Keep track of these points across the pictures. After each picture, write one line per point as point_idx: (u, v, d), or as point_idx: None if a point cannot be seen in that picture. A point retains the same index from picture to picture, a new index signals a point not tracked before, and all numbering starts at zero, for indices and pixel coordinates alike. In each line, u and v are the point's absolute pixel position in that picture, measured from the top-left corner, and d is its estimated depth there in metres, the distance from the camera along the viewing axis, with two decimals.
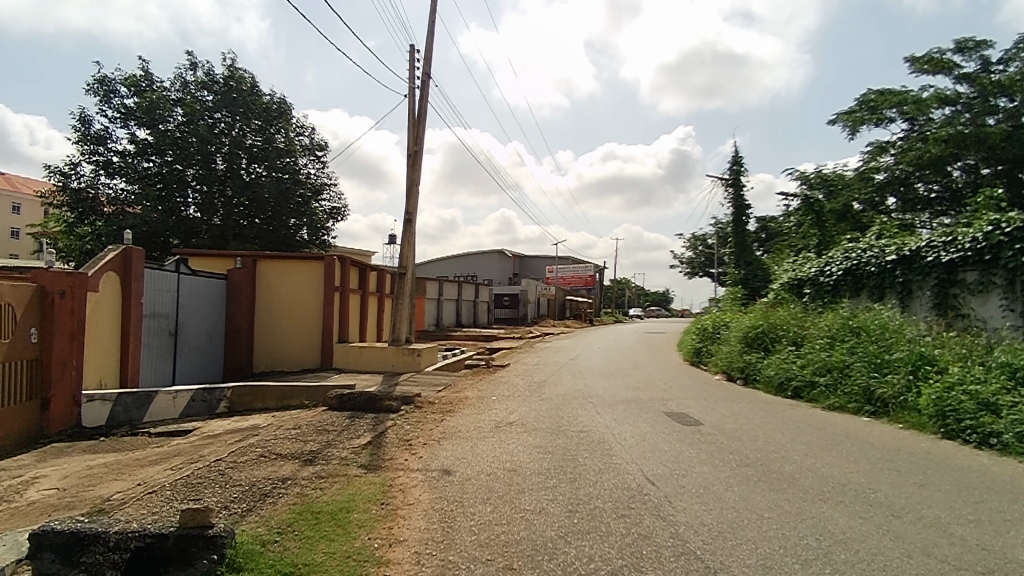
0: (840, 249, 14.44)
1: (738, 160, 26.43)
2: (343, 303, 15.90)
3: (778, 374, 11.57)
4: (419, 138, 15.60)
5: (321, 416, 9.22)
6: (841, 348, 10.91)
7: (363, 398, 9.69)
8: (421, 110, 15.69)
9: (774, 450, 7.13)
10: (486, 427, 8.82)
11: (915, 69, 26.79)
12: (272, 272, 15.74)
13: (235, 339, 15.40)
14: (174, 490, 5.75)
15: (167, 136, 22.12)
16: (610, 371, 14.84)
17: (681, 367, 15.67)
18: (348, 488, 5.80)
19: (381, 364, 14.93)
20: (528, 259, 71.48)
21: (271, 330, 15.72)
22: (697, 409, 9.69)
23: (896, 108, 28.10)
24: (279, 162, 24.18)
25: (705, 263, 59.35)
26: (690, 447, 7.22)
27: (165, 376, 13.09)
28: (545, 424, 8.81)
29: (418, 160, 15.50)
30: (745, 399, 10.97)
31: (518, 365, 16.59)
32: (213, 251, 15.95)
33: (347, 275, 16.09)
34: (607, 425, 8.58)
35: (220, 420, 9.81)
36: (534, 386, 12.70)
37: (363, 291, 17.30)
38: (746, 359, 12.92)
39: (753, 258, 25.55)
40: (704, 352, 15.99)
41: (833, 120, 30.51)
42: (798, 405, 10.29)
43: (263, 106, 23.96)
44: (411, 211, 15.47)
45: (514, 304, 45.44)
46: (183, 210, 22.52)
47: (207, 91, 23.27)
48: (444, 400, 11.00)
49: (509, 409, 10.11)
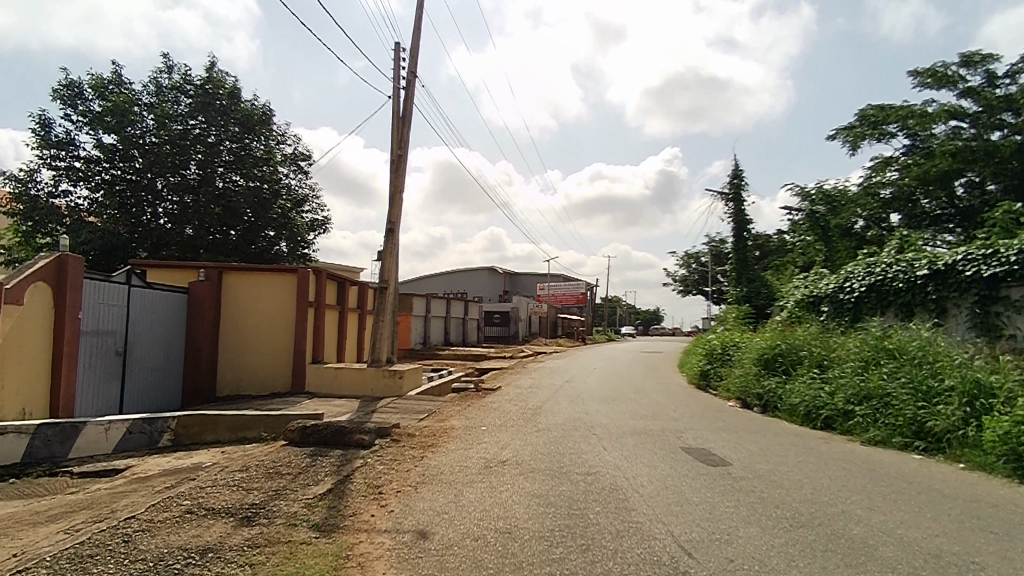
0: (861, 263, 13.27)
1: (738, 173, 25.42)
2: (318, 320, 14.47)
3: (804, 402, 10.28)
4: (403, 141, 14.35)
5: (276, 454, 7.75)
6: (878, 373, 9.67)
7: (330, 431, 8.24)
8: (406, 111, 14.47)
9: (829, 502, 5.78)
10: (474, 467, 7.38)
11: (918, 83, 26.06)
12: (239, 285, 14.28)
13: (195, 360, 13.88)
14: (53, 567, 4.29)
15: (136, 142, 20.65)
16: (612, 396, 13.49)
17: (687, 391, 14.32)
18: (287, 563, 4.37)
19: (360, 388, 13.50)
20: (518, 276, 70.23)
21: (237, 350, 14.22)
22: (719, 445, 8.33)
23: (898, 123, 27.37)
24: (258, 171, 22.73)
25: (699, 281, 58.36)
26: (726, 499, 5.87)
27: (111, 401, 11.57)
28: (545, 464, 7.41)
29: (402, 165, 14.23)
30: (770, 430, 9.67)
31: (510, 388, 15.16)
32: (175, 262, 14.51)
33: (322, 289, 14.67)
34: (619, 466, 7.20)
35: (159, 457, 8.31)
36: (528, 413, 11.26)
37: (342, 307, 15.91)
38: (764, 384, 11.64)
39: (756, 275, 24.40)
40: (712, 374, 14.67)
41: (832, 136, 29.71)
42: (834, 439, 9.00)
43: (243, 112, 22.44)
44: (395, 221, 14.16)
45: (504, 322, 44.10)
46: (151, 221, 21.03)
47: (182, 95, 21.73)
48: (426, 431, 9.56)
49: (500, 443, 8.69)
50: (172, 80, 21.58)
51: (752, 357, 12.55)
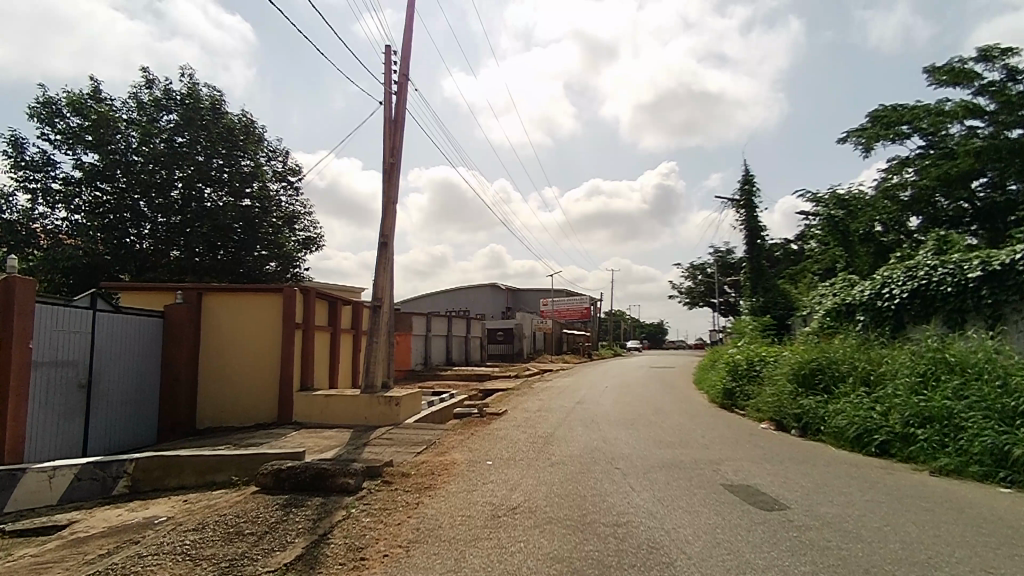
0: (900, 267, 12.12)
1: (749, 179, 24.32)
2: (306, 343, 13.27)
3: (852, 424, 9.03)
4: (396, 148, 13.28)
5: (245, 506, 6.52)
6: (941, 391, 8.45)
7: (309, 475, 7.00)
8: (399, 114, 13.43)
9: (931, 564, 4.55)
10: (479, 517, 6.14)
11: (933, 81, 25.22)
12: (220, 307, 13.11)
13: (172, 390, 12.68)
14: None
15: (118, 160, 19.71)
16: (630, 419, 12.24)
17: (711, 412, 13.06)
18: None
19: (351, 418, 12.32)
20: (521, 292, 69.11)
21: (219, 377, 13.01)
22: (768, 483, 7.08)
23: (911, 123, 26.41)
24: (247, 188, 21.77)
25: (706, 293, 57.06)
26: (801, 562, 4.63)
27: (72, 440, 10.40)
28: (564, 512, 6.17)
29: (395, 174, 13.13)
30: (819, 459, 8.41)
31: (517, 412, 13.90)
32: (149, 284, 13.40)
33: (312, 309, 13.51)
34: (654, 513, 5.95)
35: (111, 509, 7.10)
36: (539, 443, 10.01)
37: (333, 329, 14.76)
38: (803, 403, 10.38)
39: (772, 284, 23.13)
40: (737, 393, 13.37)
41: (843, 138, 28.69)
42: (897, 470, 7.73)
43: (229, 127, 21.49)
44: (388, 234, 13.04)
45: (508, 339, 42.92)
46: (135, 243, 20.00)
47: (164, 110, 20.78)
48: (423, 469, 8.31)
49: (509, 483, 7.44)
50: (154, 96, 20.66)
51: (785, 373, 11.29)
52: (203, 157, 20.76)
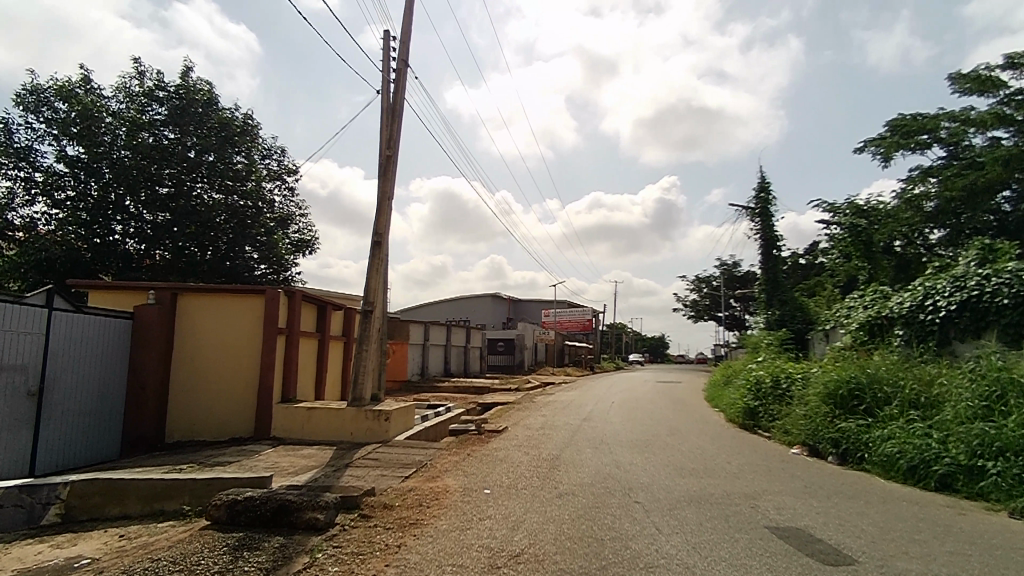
0: (947, 277, 10.98)
1: (765, 186, 23.22)
2: (290, 350, 12.12)
3: (906, 454, 7.81)
4: (393, 139, 12.19)
5: (188, 546, 5.37)
6: (1017, 418, 7.25)
7: (270, 509, 5.85)
8: (398, 103, 12.37)
9: None
10: (473, 568, 4.94)
11: (957, 88, 24.39)
12: (196, 309, 11.95)
13: (138, 399, 11.51)
14: None
15: (103, 153, 18.49)
16: (643, 440, 11.03)
17: (732, 434, 11.88)
18: None
19: (336, 434, 11.21)
20: (522, 302, 67.91)
21: (192, 387, 11.84)
22: (822, 526, 5.87)
23: (932, 133, 25.41)
24: (240, 187, 20.45)
25: (712, 306, 55.85)
26: None
27: (18, 452, 9.44)
28: (581, 563, 4.96)
29: (391, 167, 12.05)
30: (872, 495, 7.19)
31: (518, 430, 12.70)
32: (121, 282, 12.26)
33: (297, 314, 12.34)
34: (695, 569, 4.72)
35: (33, 544, 5.99)
36: (544, 467, 8.83)
37: (321, 335, 13.64)
38: (842, 427, 9.20)
39: (789, 296, 21.91)
40: (761, 412, 12.14)
41: (861, 148, 27.63)
42: (970, 510, 6.49)
43: (224, 122, 20.05)
44: (382, 232, 11.94)
45: (508, 350, 41.76)
46: (117, 241, 18.84)
47: (156, 103, 19.37)
48: (409, 499, 7.15)
49: (511, 520, 6.25)
50: (145, 86, 19.24)
51: (819, 392, 10.08)
52: (197, 153, 19.42)
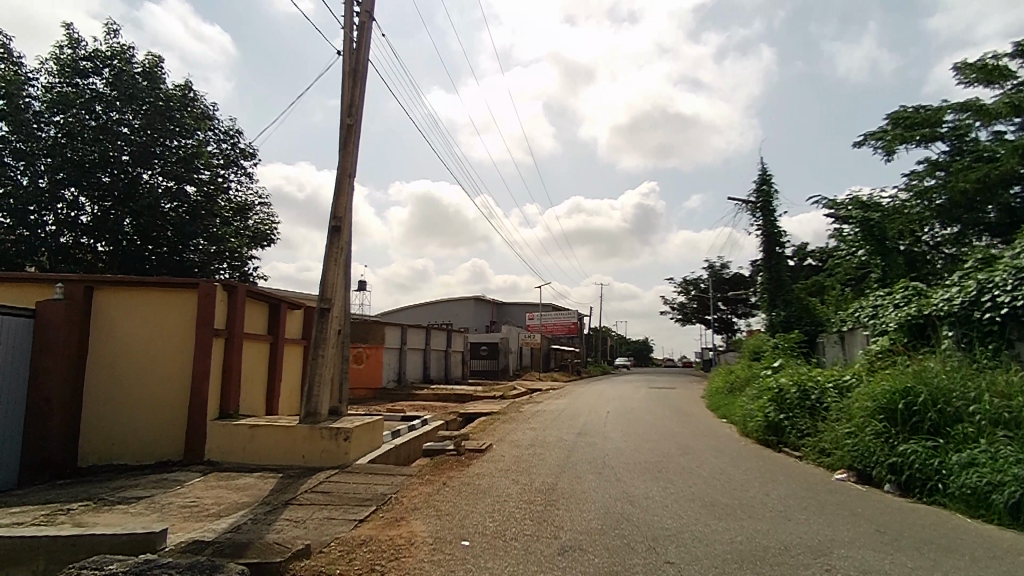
0: (1005, 266, 9.37)
1: (767, 178, 21.50)
2: (230, 355, 10.14)
3: (1001, 488, 6.12)
4: (355, 106, 10.28)
5: None
6: None
7: None
8: (360, 63, 10.43)
9: None
10: None
11: (962, 79, 23.15)
12: (116, 307, 9.94)
13: (41, 416, 9.38)
14: None
15: (29, 132, 16.24)
16: (654, 463, 9.26)
17: (755, 452, 10.17)
18: None
19: (284, 456, 9.29)
20: (506, 305, 66.13)
21: (111, 399, 9.83)
22: None
23: (937, 127, 24.11)
24: (192, 174, 18.21)
25: (699, 309, 54.51)
26: None
27: None
28: None
29: (353, 139, 10.16)
30: (976, 546, 5.41)
31: (505, 449, 10.86)
32: (24, 274, 10.14)
33: (239, 312, 10.38)
34: None
35: None
36: (540, 502, 7.01)
37: (274, 338, 11.70)
38: (903, 449, 7.53)
39: (794, 296, 20.31)
40: (787, 428, 10.45)
41: (862, 141, 26.14)
42: None
43: (169, 99, 17.73)
44: (341, 216, 10.04)
45: (492, 354, 39.90)
46: (49, 232, 16.58)
47: (87, 74, 17.04)
48: (359, 557, 5.30)
49: None
50: (74, 56, 16.95)
51: (868, 406, 8.37)
52: (139, 134, 17.17)
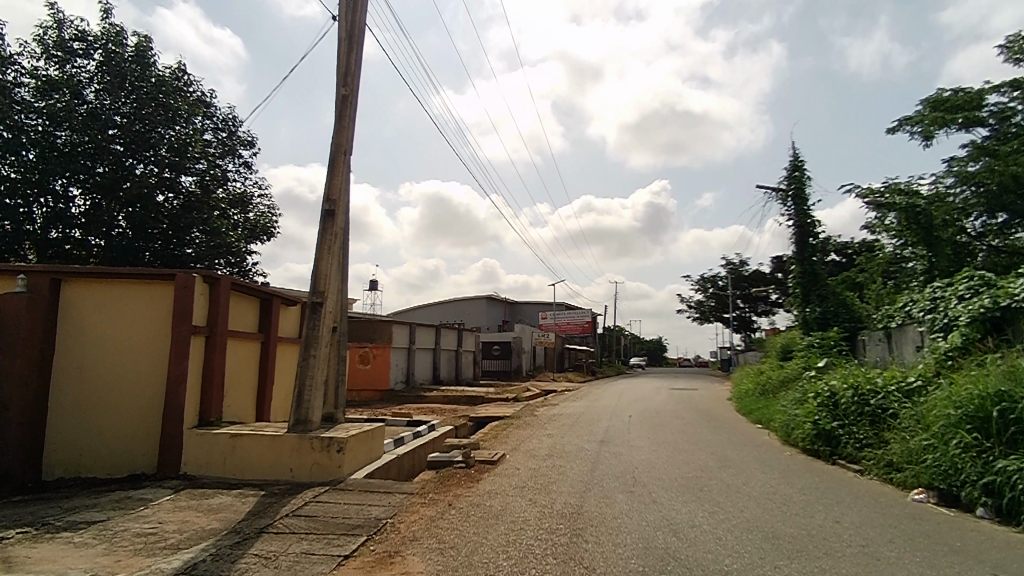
0: None
1: (799, 163, 20.06)
2: (212, 354, 9.06)
3: None
4: (351, 74, 9.16)
5: None
6: None
7: None
8: (357, 26, 9.29)
9: None
10: None
11: (1007, 58, 21.55)
12: (86, 302, 8.89)
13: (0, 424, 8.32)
14: None
15: (15, 118, 15.40)
16: (693, 479, 8.00)
17: (807, 465, 8.89)
18: None
19: (270, 469, 8.17)
20: (519, 304, 64.97)
21: (80, 403, 8.78)
22: None
23: (978, 110, 22.46)
24: (186, 162, 17.21)
25: (716, 308, 52.93)
26: None
27: None
28: None
29: (348, 112, 9.03)
30: None
31: (520, 460, 9.64)
32: None
33: (223, 307, 9.30)
34: None
35: None
36: (564, 532, 5.78)
37: (264, 336, 10.59)
38: (1001, 467, 6.19)
39: (829, 290, 18.88)
40: (844, 437, 9.10)
41: (896, 127, 24.53)
42: None
43: (160, 82, 16.78)
44: (336, 198, 8.90)
45: (505, 354, 38.79)
46: (38, 224, 15.67)
47: (74, 57, 16.16)
48: None
49: None
50: (61, 38, 16.08)
51: (953, 416, 7.02)
52: (129, 120, 16.22)
